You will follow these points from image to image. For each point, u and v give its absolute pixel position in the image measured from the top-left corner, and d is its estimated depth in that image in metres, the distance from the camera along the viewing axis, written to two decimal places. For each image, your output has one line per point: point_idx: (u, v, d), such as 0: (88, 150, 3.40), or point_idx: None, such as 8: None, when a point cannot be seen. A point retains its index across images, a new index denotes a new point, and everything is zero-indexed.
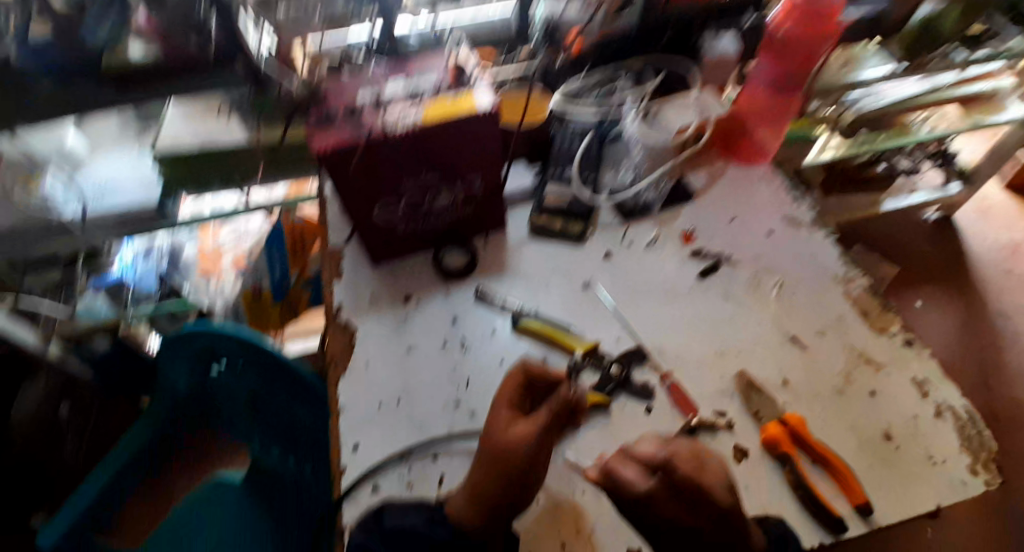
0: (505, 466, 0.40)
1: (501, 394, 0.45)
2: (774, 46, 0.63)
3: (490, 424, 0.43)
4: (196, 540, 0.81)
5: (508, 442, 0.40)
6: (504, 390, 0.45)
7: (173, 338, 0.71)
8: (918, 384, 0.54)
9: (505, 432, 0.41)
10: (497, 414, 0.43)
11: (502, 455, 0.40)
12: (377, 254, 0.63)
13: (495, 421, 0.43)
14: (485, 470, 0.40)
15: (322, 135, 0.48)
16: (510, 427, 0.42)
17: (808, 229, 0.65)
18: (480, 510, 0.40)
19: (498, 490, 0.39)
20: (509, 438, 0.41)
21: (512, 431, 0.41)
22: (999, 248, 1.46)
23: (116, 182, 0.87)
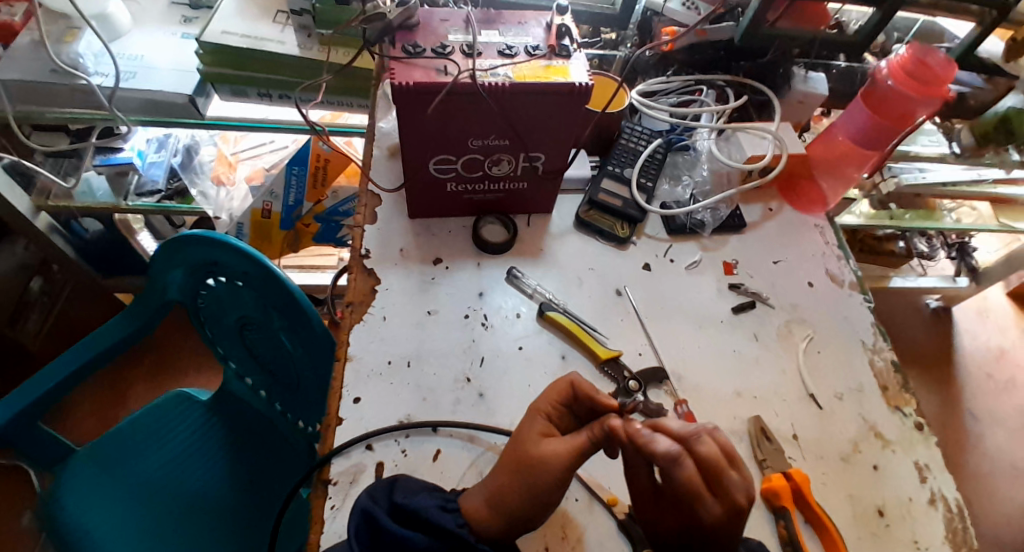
0: (529, 478, 0.40)
1: (541, 406, 0.45)
2: (874, 95, 0.63)
3: (523, 433, 0.43)
4: (147, 449, 0.72)
5: (538, 456, 0.41)
6: (543, 402, 0.45)
7: (173, 239, 0.64)
8: (919, 468, 0.53)
9: (535, 445, 0.42)
10: (532, 426, 0.43)
11: (530, 467, 0.40)
12: (418, 206, 0.61)
13: (528, 433, 0.43)
14: (509, 478, 0.41)
15: (406, 69, 0.46)
16: (542, 442, 0.42)
17: (845, 290, 0.64)
18: (498, 516, 0.40)
19: (519, 500, 0.40)
20: (539, 452, 0.41)
21: (544, 445, 0.41)
22: (987, 351, 1.48)
23: (152, 63, 0.83)
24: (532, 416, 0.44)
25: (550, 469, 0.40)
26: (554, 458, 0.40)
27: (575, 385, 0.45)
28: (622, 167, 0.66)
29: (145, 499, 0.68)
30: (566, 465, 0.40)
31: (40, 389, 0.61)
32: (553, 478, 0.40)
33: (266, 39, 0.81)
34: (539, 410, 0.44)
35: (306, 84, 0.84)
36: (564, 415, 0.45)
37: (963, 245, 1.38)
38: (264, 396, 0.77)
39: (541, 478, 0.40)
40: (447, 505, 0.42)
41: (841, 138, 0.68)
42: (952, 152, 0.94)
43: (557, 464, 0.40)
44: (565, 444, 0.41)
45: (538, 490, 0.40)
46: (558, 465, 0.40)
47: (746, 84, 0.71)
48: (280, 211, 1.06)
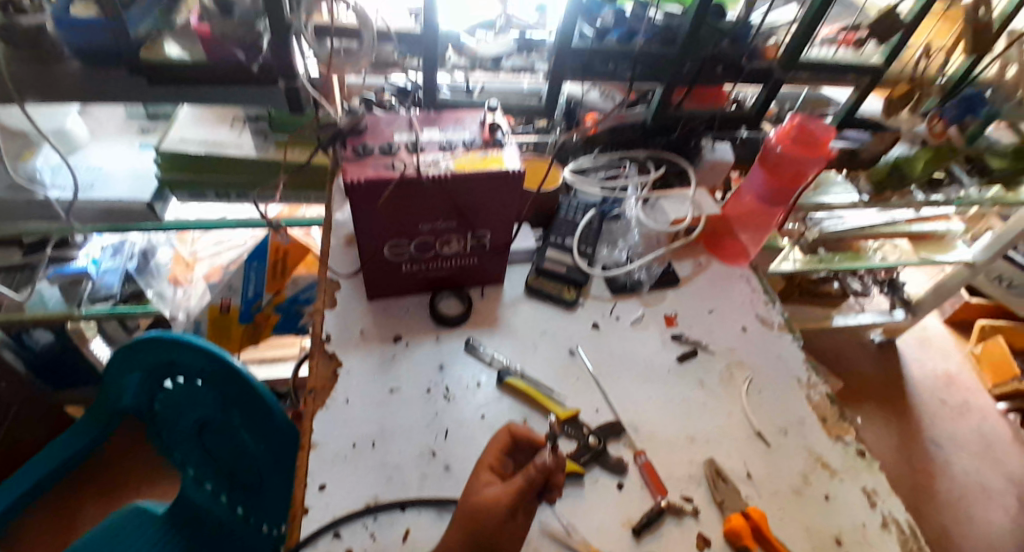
0: (477, 527, 0.42)
1: (484, 457, 0.47)
2: (768, 159, 0.71)
3: (469, 487, 0.45)
4: None
5: (481, 504, 0.42)
6: (487, 453, 0.47)
7: (135, 343, 0.65)
8: (867, 493, 0.56)
9: (478, 493, 0.44)
10: (476, 477, 0.45)
11: (476, 516, 0.42)
12: (375, 289, 0.65)
13: (473, 484, 0.45)
14: (458, 532, 0.42)
15: (357, 168, 0.52)
16: (485, 489, 0.44)
17: (777, 331, 0.70)
18: None
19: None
20: (482, 499, 0.43)
21: (486, 492, 0.43)
22: (934, 377, 1.57)
23: (108, 173, 0.87)
24: (476, 469, 0.46)
25: (494, 513, 0.42)
26: (498, 502, 0.42)
27: (513, 432, 0.48)
28: (564, 237, 0.73)
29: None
30: (509, 507, 0.42)
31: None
32: (499, 522, 0.42)
33: (226, 143, 0.85)
34: (482, 463, 0.47)
35: (268, 181, 0.88)
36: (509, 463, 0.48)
37: (892, 280, 1.50)
38: (226, 502, 0.75)
39: (486, 524, 0.41)
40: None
41: (748, 197, 0.76)
42: (861, 200, 1.01)
43: (501, 508, 0.42)
44: (506, 487, 0.43)
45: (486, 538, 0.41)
46: (501, 508, 0.42)
47: (665, 157, 0.81)
48: (239, 305, 1.05)
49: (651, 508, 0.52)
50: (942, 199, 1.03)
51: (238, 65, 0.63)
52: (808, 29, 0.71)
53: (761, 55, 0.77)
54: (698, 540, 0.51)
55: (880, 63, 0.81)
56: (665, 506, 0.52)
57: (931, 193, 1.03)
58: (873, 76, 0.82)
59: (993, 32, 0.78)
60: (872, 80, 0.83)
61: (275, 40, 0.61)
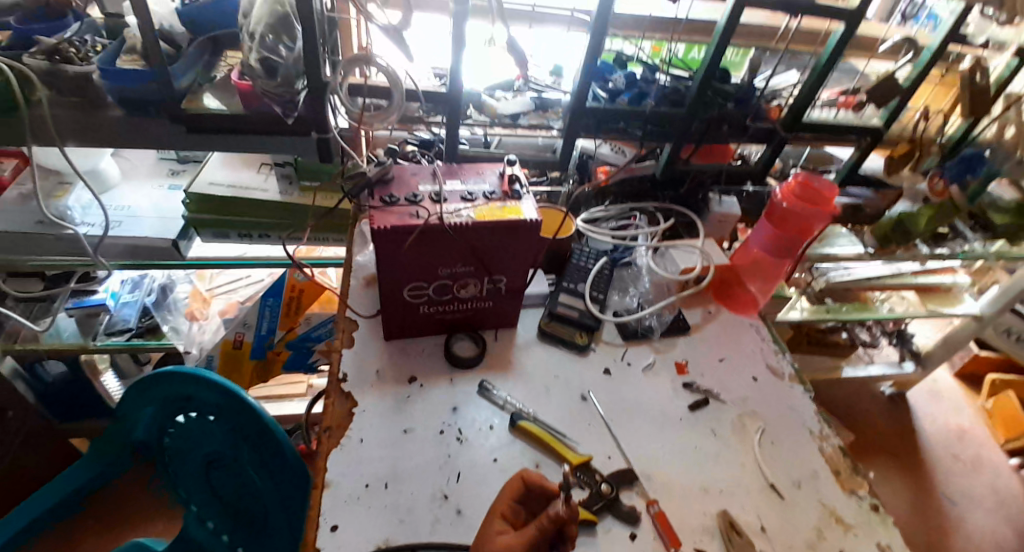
0: None
1: (497, 503, 0.47)
2: (774, 214, 0.74)
3: (481, 534, 0.44)
4: None
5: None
6: (500, 500, 0.47)
7: (147, 378, 0.66)
8: (883, 550, 0.55)
9: (490, 542, 0.43)
10: (488, 525, 0.45)
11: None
12: (393, 330, 0.66)
13: (484, 533, 0.44)
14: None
15: (384, 215, 0.54)
16: (497, 538, 0.43)
17: (787, 382, 0.71)
18: None
19: None
20: (494, 549, 0.42)
21: (498, 541, 0.43)
22: (948, 432, 1.54)
23: (135, 211, 0.90)
24: (488, 516, 0.46)
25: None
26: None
27: (526, 479, 0.48)
28: (576, 282, 0.75)
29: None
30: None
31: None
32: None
33: (252, 187, 0.90)
34: (494, 509, 0.46)
35: (297, 219, 0.91)
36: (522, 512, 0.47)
37: (900, 331, 1.49)
38: (226, 540, 0.77)
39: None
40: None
41: (756, 250, 0.78)
42: (867, 252, 1.03)
43: None
44: (518, 536, 0.43)
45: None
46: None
47: (673, 209, 0.84)
48: (252, 340, 1.08)
49: None
50: (946, 254, 1.06)
51: (274, 117, 0.67)
52: (813, 90, 0.75)
53: (766, 116, 0.81)
54: None
55: (880, 125, 0.85)
56: None
57: (935, 247, 1.05)
58: (874, 136, 0.86)
59: (988, 97, 0.82)
60: (873, 140, 0.86)
61: (310, 96, 0.65)
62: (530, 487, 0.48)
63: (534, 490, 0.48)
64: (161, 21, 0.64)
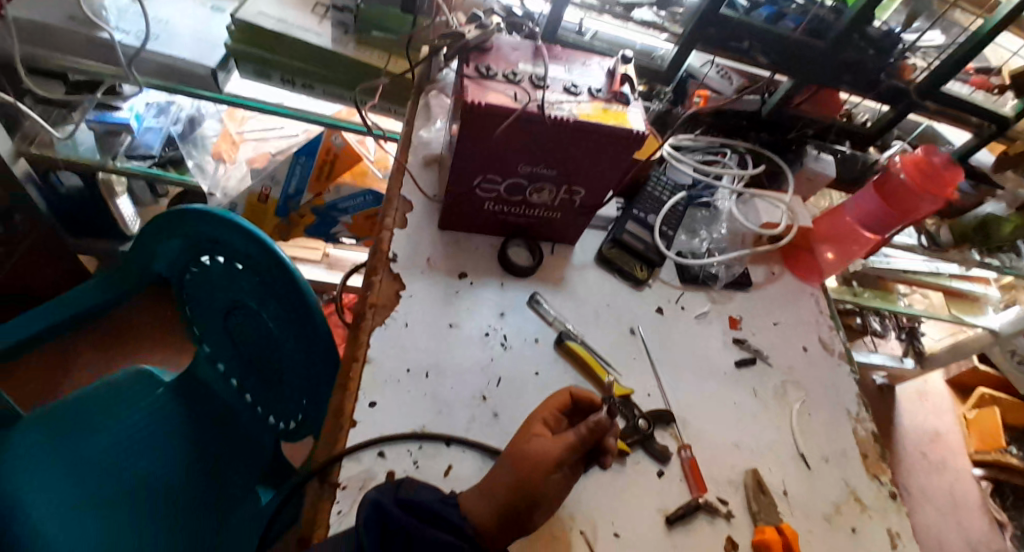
0: (524, 470, 0.41)
1: (539, 412, 0.47)
2: (887, 187, 0.68)
3: (520, 435, 0.45)
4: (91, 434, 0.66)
5: (531, 449, 0.42)
6: (542, 410, 0.47)
7: (178, 212, 0.62)
8: (891, 536, 0.56)
9: (529, 440, 0.43)
10: (528, 428, 0.45)
11: (525, 460, 0.41)
12: (449, 220, 0.62)
13: (523, 434, 0.44)
14: (505, 472, 0.41)
15: (479, 90, 0.48)
16: (535, 438, 0.44)
17: (835, 359, 0.68)
18: (493, 511, 0.40)
19: (509, 492, 0.40)
20: (532, 445, 0.42)
21: (537, 441, 0.43)
22: (924, 432, 1.58)
23: (173, 26, 0.81)
24: (529, 422, 0.46)
25: (543, 461, 0.41)
26: (547, 450, 0.42)
27: (571, 395, 0.48)
28: (646, 213, 0.69)
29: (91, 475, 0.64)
30: (558, 459, 0.42)
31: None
32: (547, 471, 0.41)
33: (303, 29, 0.80)
34: (535, 417, 0.47)
35: (359, 84, 0.83)
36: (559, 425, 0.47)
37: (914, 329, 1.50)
38: (236, 386, 0.74)
39: (535, 469, 0.41)
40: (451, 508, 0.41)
41: (848, 219, 0.72)
42: (918, 244, 0.96)
43: (549, 455, 0.41)
44: (558, 440, 0.43)
45: (531, 484, 0.40)
46: (551, 456, 0.41)
47: (763, 154, 0.76)
48: (278, 199, 1.04)
49: (688, 502, 0.52)
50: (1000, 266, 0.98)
51: None
52: (963, 58, 0.67)
53: (897, 72, 0.71)
54: (726, 542, 0.51)
55: (1011, 115, 0.75)
56: (702, 503, 0.51)
57: (987, 256, 0.98)
58: (1000, 126, 0.77)
59: None
60: (996, 131, 0.78)
61: None
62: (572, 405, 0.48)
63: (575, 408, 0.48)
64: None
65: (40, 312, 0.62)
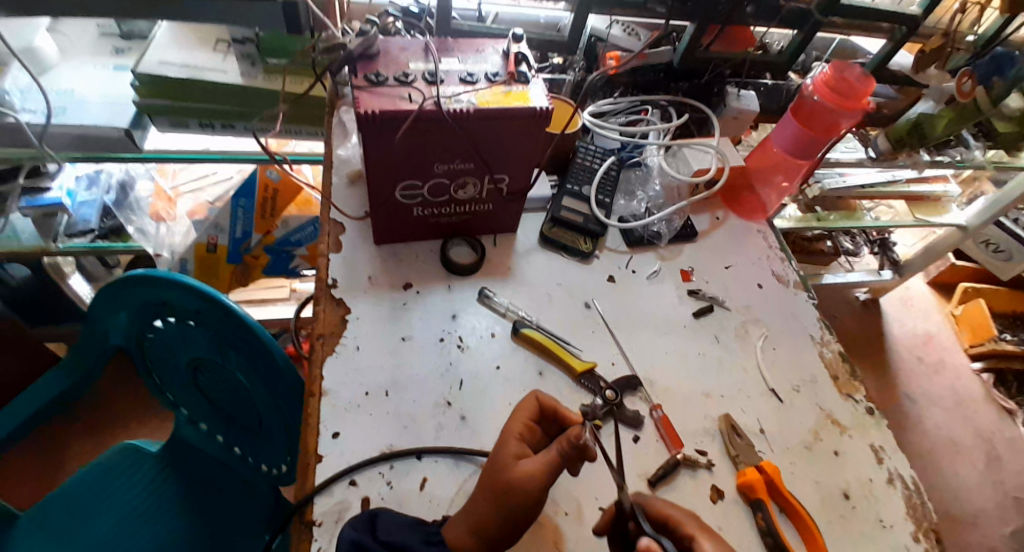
0: (507, 497, 0.40)
1: (513, 424, 0.45)
2: (802, 109, 0.69)
3: (498, 455, 0.42)
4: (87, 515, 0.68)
5: (514, 474, 0.40)
6: (516, 421, 0.45)
7: (117, 281, 0.61)
8: (874, 450, 0.57)
9: (511, 465, 0.41)
10: (506, 446, 0.43)
11: (508, 487, 0.40)
12: (383, 234, 0.61)
13: (502, 455, 0.42)
14: (489, 500, 0.40)
15: (371, 98, 0.47)
16: (517, 460, 0.41)
17: (792, 289, 0.69)
18: (480, 539, 0.40)
19: (495, 520, 0.40)
20: (515, 469, 0.41)
21: (520, 465, 0.41)
22: (915, 336, 1.59)
23: (80, 96, 0.78)
24: (505, 438, 0.44)
25: (528, 487, 0.40)
26: (529, 475, 0.40)
27: (542, 403, 0.47)
28: (580, 185, 0.69)
29: None
30: (543, 481, 0.40)
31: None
32: (532, 496, 0.40)
33: (208, 69, 0.78)
34: (512, 429, 0.44)
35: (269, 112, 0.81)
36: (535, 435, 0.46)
37: (884, 240, 1.49)
38: (221, 442, 0.73)
39: (520, 497, 0.39)
40: (433, 538, 0.40)
41: (776, 148, 0.73)
42: (868, 157, 0.98)
43: (533, 481, 0.40)
44: (539, 460, 0.41)
45: (516, 510, 0.40)
46: (536, 482, 0.40)
47: (687, 103, 0.77)
48: (226, 245, 1.03)
49: (668, 460, 0.52)
50: (947, 163, 1.01)
51: None
52: None
53: None
54: (712, 491, 0.52)
55: (919, 13, 0.75)
56: (681, 459, 0.52)
57: (936, 154, 1.00)
58: (910, 27, 0.77)
59: None
60: (907, 32, 0.78)
61: None
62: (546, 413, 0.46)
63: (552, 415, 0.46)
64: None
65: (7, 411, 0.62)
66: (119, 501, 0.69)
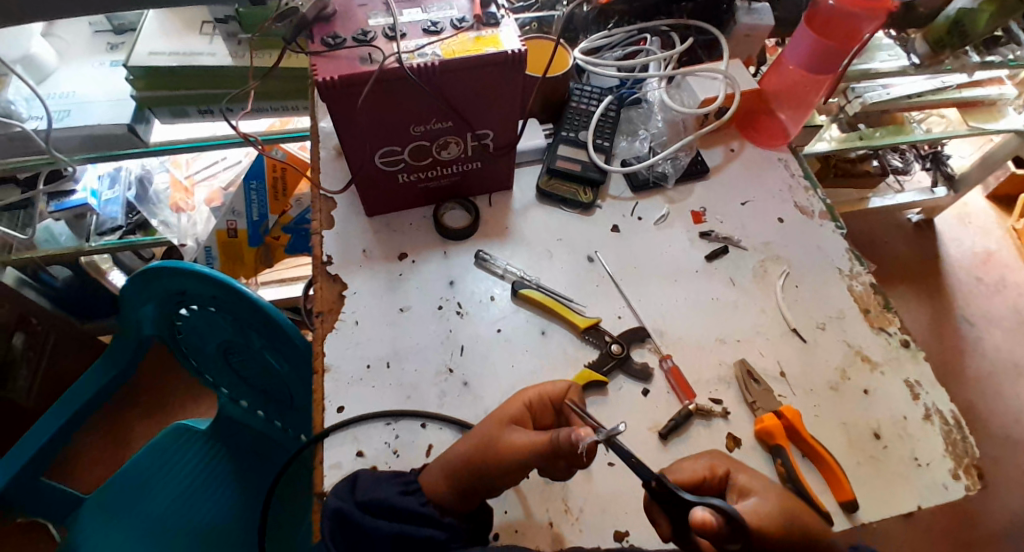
0: (486, 458, 0.39)
1: (526, 394, 0.43)
2: (817, 19, 0.62)
3: (496, 417, 0.42)
4: (148, 494, 0.72)
5: (501, 442, 0.39)
6: (531, 392, 0.43)
7: (137, 274, 0.61)
8: (909, 386, 0.53)
9: (504, 432, 0.40)
10: (507, 411, 0.42)
11: (491, 451, 0.39)
12: (373, 205, 0.60)
13: (500, 418, 0.42)
14: (471, 456, 0.40)
15: (330, 64, 0.44)
16: (511, 429, 0.40)
17: (816, 220, 0.64)
18: (455, 488, 0.41)
19: (470, 475, 0.40)
20: (505, 439, 0.39)
21: (512, 434, 0.40)
22: (974, 255, 1.46)
23: (81, 96, 0.79)
24: (511, 402, 0.43)
25: (508, 458, 0.38)
26: (514, 447, 0.39)
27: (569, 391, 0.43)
28: (576, 130, 0.65)
29: (161, 535, 0.69)
30: (527, 461, 0.38)
31: (10, 469, 0.58)
32: (509, 468, 0.39)
33: (198, 53, 0.77)
34: (522, 397, 0.43)
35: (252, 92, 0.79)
36: (548, 413, 0.43)
37: (937, 154, 1.34)
38: (263, 416, 0.77)
39: (499, 463, 0.39)
40: (407, 486, 0.42)
41: (792, 67, 0.66)
42: (911, 64, 0.88)
43: (515, 455, 0.38)
44: (532, 437, 0.39)
45: (493, 474, 0.39)
46: (517, 456, 0.38)
47: (691, 26, 0.70)
48: (246, 229, 1.00)
49: (680, 412, 0.50)
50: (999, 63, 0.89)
51: None
52: None
53: None
54: (728, 440, 0.50)
55: None
56: (693, 409, 0.50)
57: (985, 55, 0.89)
58: None
59: None
60: None
61: None
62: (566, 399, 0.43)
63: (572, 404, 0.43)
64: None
65: (48, 417, 0.61)
66: (177, 481, 0.73)
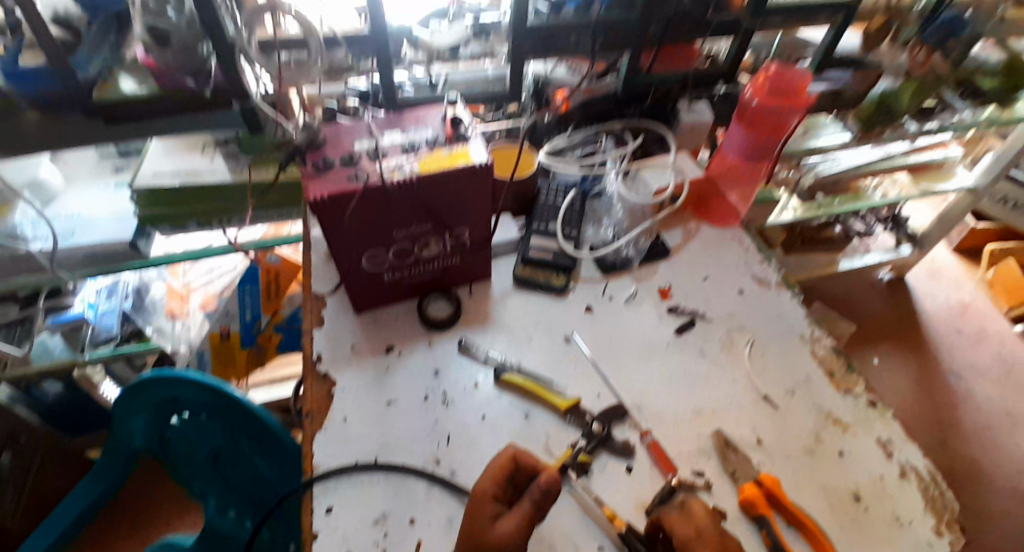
0: None
1: (485, 483, 0.44)
2: (746, 116, 0.71)
3: (475, 520, 0.42)
4: None
5: (497, 542, 0.40)
6: (489, 479, 0.44)
7: (131, 387, 0.64)
8: (882, 444, 0.55)
9: (492, 531, 0.41)
10: (482, 508, 0.42)
11: None
12: (360, 302, 0.64)
13: (480, 520, 0.42)
14: None
15: (320, 183, 0.50)
16: (497, 524, 0.42)
17: (774, 290, 0.68)
18: None
19: None
20: (496, 536, 0.41)
21: (499, 526, 0.41)
22: (950, 308, 1.52)
23: (86, 216, 0.84)
24: (477, 499, 0.43)
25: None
26: (511, 540, 0.41)
27: (517, 458, 0.46)
28: (546, 222, 0.72)
29: None
30: (522, 539, 0.41)
31: None
32: None
33: (201, 172, 0.80)
34: (484, 489, 0.44)
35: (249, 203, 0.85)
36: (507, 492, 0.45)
37: (896, 218, 1.40)
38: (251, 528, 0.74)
39: None
40: None
41: (731, 156, 0.75)
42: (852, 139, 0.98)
43: (516, 544, 0.41)
44: (518, 518, 0.42)
45: None
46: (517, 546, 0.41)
47: (643, 125, 0.79)
48: (238, 331, 1.05)
49: (663, 487, 0.51)
50: (938, 128, 0.99)
51: (188, 93, 0.59)
52: None
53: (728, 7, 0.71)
54: (713, 513, 0.50)
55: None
56: (675, 484, 0.51)
57: (922, 124, 0.99)
58: (846, 11, 0.76)
59: None
60: (845, 17, 0.77)
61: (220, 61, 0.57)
62: (519, 463, 0.46)
63: (521, 470, 0.46)
64: (51, 4, 0.55)
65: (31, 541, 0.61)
66: None
